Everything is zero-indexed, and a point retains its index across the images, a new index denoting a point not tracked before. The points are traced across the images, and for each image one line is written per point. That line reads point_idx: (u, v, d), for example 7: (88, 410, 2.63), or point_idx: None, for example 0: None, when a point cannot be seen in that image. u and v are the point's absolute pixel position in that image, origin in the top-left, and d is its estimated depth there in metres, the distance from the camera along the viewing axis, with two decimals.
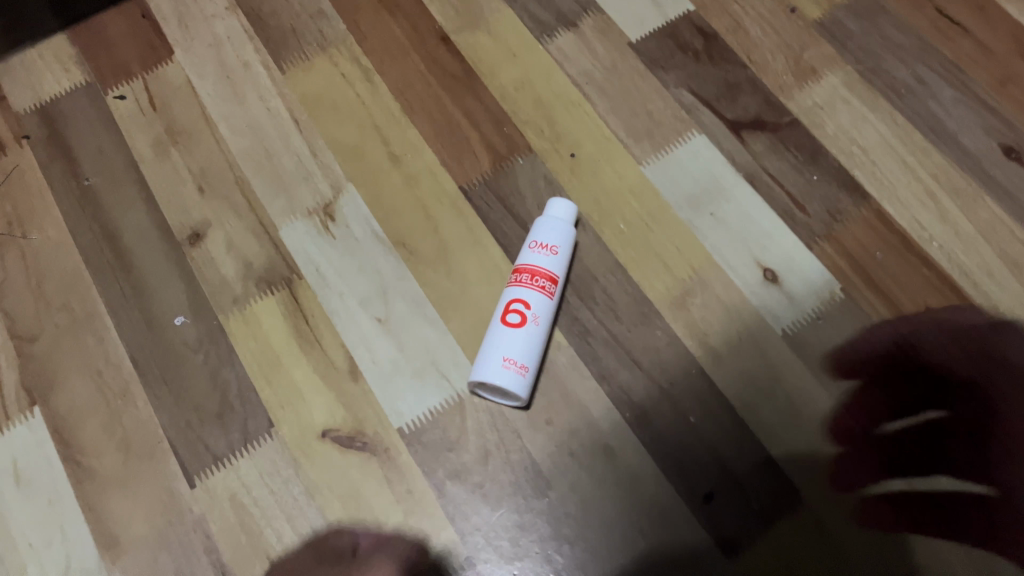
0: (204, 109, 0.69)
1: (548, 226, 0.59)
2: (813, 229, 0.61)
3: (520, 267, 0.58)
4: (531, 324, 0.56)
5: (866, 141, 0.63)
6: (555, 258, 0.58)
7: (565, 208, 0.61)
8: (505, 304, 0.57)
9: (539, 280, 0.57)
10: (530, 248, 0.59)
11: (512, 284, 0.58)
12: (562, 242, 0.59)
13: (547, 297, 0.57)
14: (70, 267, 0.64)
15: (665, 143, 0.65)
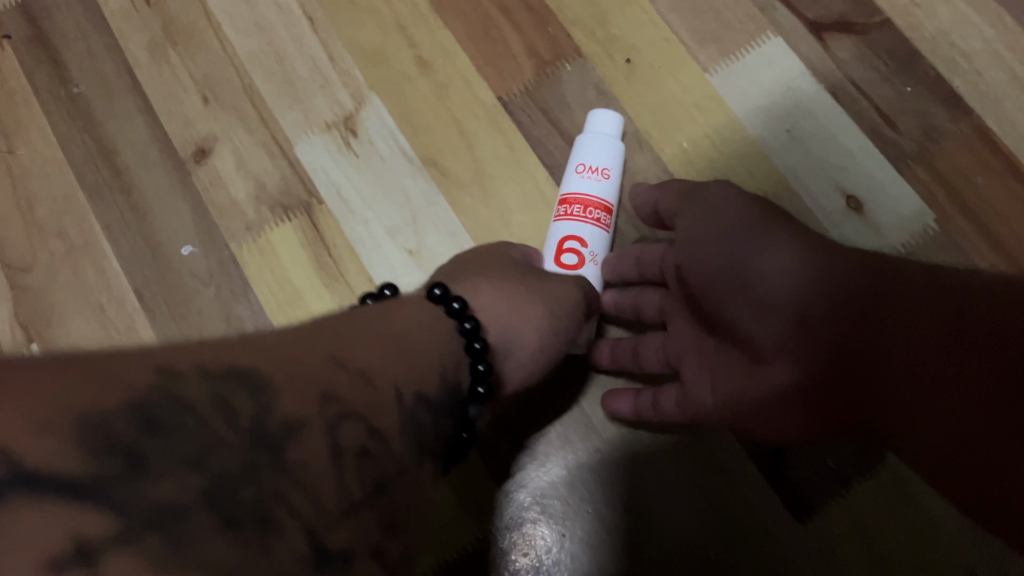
0: (205, 4, 0.60)
1: (597, 146, 0.51)
2: (903, 149, 0.54)
3: (568, 196, 0.50)
4: (590, 265, 0.49)
5: (970, 46, 0.55)
6: (607, 184, 0.51)
7: (613, 123, 0.52)
8: (557, 241, 0.49)
9: (594, 212, 0.49)
10: (577, 172, 0.51)
11: (562, 218, 0.50)
12: (613, 164, 0.51)
13: (602, 231, 0.50)
14: (63, 187, 0.57)
15: (734, 48, 0.56)
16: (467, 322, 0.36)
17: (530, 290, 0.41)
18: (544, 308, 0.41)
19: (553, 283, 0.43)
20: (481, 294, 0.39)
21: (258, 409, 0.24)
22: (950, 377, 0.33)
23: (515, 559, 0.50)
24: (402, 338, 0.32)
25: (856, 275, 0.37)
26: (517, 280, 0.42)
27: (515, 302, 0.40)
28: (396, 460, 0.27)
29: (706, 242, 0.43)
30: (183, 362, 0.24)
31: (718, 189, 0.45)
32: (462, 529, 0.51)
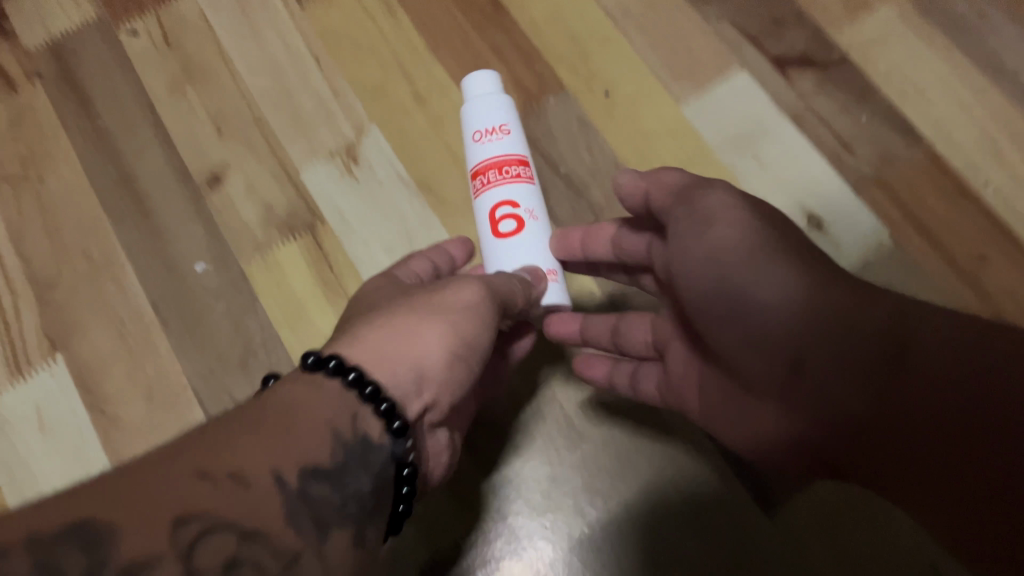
0: (220, 45, 0.66)
1: (482, 107, 0.53)
2: (861, 172, 0.58)
3: (477, 167, 0.52)
4: (530, 222, 0.51)
5: (921, 78, 0.60)
6: (508, 137, 0.53)
7: (486, 77, 0.54)
8: (490, 215, 0.51)
9: (511, 170, 0.51)
10: (479, 141, 0.52)
11: (484, 190, 0.52)
12: (505, 115, 0.53)
13: (526, 183, 0.52)
14: (87, 211, 0.62)
15: (705, 82, 0.61)
16: (350, 373, 0.34)
17: (428, 315, 0.40)
18: (454, 330, 0.40)
19: (462, 300, 0.41)
20: (377, 336, 0.38)
21: (91, 565, 0.25)
22: (930, 447, 0.34)
23: (498, 546, 0.53)
24: (281, 413, 0.32)
25: (853, 310, 0.38)
26: (414, 308, 0.40)
27: (414, 330, 0.39)
28: (281, 555, 0.29)
29: (699, 263, 0.43)
30: (13, 535, 0.26)
31: (712, 199, 0.43)
32: (450, 525, 0.54)
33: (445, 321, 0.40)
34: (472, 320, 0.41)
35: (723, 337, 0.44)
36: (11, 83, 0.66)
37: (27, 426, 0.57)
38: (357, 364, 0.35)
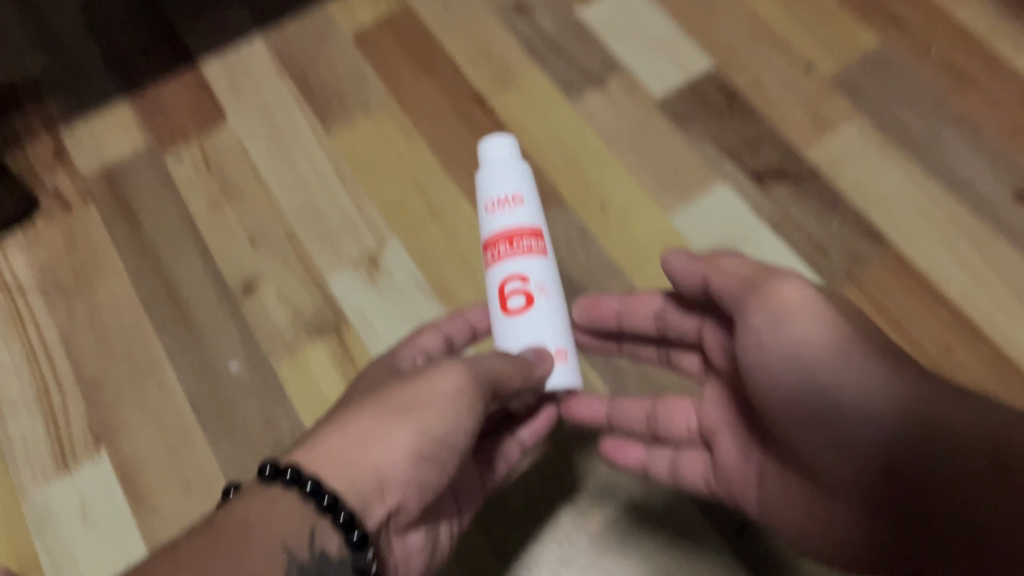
0: (257, 169, 0.74)
1: (497, 176, 0.54)
2: (835, 272, 0.64)
3: (489, 237, 0.53)
4: (539, 298, 0.51)
5: (884, 188, 0.67)
6: (521, 206, 0.53)
7: (501, 144, 0.55)
8: (500, 289, 0.52)
9: (522, 242, 0.52)
10: (493, 213, 0.54)
11: (495, 261, 0.52)
12: (519, 183, 0.54)
13: (537, 257, 0.52)
14: (132, 318, 0.69)
15: (691, 194, 0.68)
16: (308, 482, 0.35)
17: (397, 414, 0.39)
18: (423, 429, 0.39)
19: (439, 393, 0.40)
20: (341, 439, 0.38)
21: None
22: None
23: None
24: (237, 530, 0.34)
25: (920, 405, 0.40)
26: (385, 404, 0.40)
27: (378, 433, 0.38)
28: None
29: (782, 361, 0.42)
30: None
31: (792, 289, 0.43)
32: None
33: (414, 420, 0.39)
34: (445, 416, 0.40)
35: (786, 427, 0.43)
36: (67, 204, 0.74)
37: (70, 516, 0.62)
38: (316, 472, 0.36)
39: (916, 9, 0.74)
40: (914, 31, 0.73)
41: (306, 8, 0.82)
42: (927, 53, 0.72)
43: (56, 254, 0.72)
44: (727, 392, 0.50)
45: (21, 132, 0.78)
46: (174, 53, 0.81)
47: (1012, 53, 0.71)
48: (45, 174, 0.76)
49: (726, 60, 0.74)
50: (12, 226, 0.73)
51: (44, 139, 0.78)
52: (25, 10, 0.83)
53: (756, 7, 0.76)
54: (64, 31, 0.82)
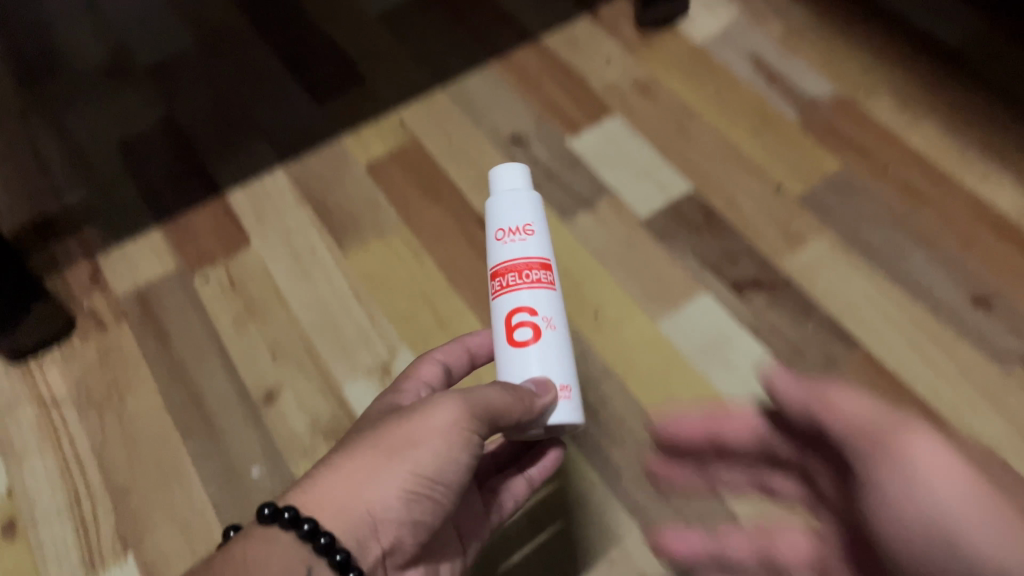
0: (278, 287, 0.80)
1: (508, 208, 0.55)
2: (812, 372, 0.70)
3: (498, 266, 0.53)
4: (546, 332, 0.51)
5: (852, 295, 0.73)
6: (531, 238, 0.54)
7: (512, 177, 0.57)
8: (507, 320, 0.52)
9: (532, 274, 0.52)
10: (504, 245, 0.54)
11: (503, 292, 0.52)
12: (530, 215, 0.55)
13: (547, 290, 0.52)
14: (160, 427, 0.73)
15: (676, 303, 0.75)
16: (303, 525, 0.41)
17: (385, 456, 0.43)
18: (412, 469, 0.43)
19: (427, 432, 0.44)
20: (338, 481, 0.43)
21: None
22: None
23: None
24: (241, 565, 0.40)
25: None
26: (379, 444, 0.44)
27: (368, 475, 0.43)
28: None
29: (918, 522, 0.44)
30: None
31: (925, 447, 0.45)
32: None
33: (400, 463, 0.43)
34: (432, 455, 0.44)
35: None
36: (101, 324, 0.80)
37: None
38: (311, 515, 0.42)
39: (872, 137, 0.83)
40: (871, 156, 0.82)
41: (325, 143, 0.91)
42: (884, 174, 0.80)
43: (90, 369, 0.78)
44: (849, 533, 0.54)
45: (61, 258, 0.85)
46: (204, 185, 0.89)
47: (960, 174, 0.80)
48: (82, 296, 0.82)
49: (703, 182, 0.82)
50: (50, 344, 0.79)
51: (82, 264, 0.85)
52: (73, 157, 0.93)
53: (729, 137, 0.85)
54: (106, 173, 0.91)
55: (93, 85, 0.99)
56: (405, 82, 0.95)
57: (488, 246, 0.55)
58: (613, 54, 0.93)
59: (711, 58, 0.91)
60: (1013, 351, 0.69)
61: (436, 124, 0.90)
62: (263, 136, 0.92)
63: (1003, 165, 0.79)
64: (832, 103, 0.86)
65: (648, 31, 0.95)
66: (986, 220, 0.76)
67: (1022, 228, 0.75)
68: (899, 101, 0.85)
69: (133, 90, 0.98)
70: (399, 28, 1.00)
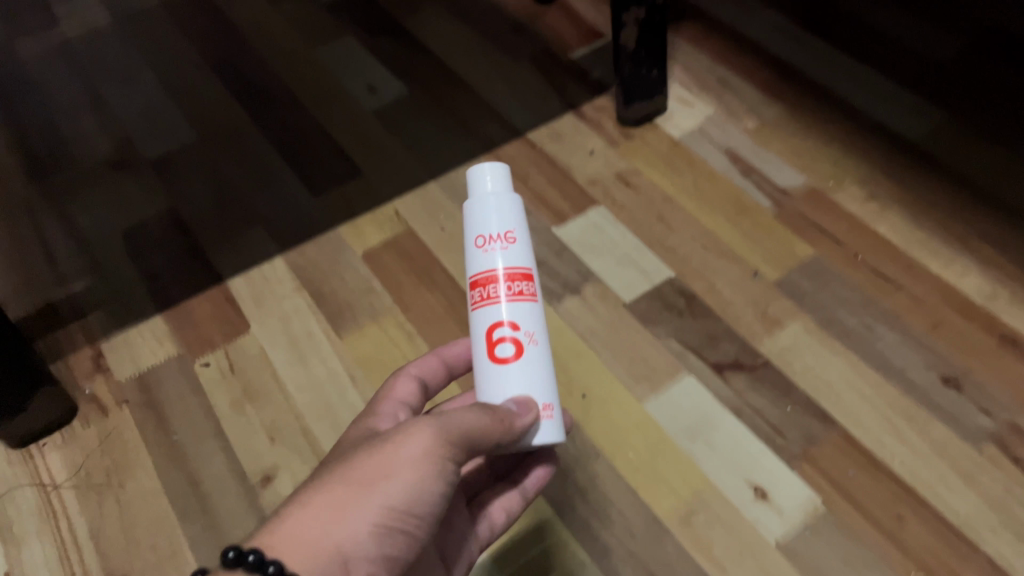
0: (276, 371, 0.83)
1: (490, 211, 0.53)
2: (792, 451, 0.72)
3: (478, 276, 0.52)
4: (529, 348, 0.50)
5: (829, 376, 0.76)
6: (513, 246, 0.52)
7: (492, 177, 0.54)
8: (488, 335, 0.50)
9: (514, 286, 0.51)
10: (486, 249, 0.52)
11: (483, 304, 0.51)
12: (512, 220, 0.53)
13: (529, 303, 0.51)
14: (158, 511, 0.75)
15: (660, 384, 0.78)
16: (271, 567, 0.39)
17: (356, 489, 0.42)
18: (384, 501, 0.43)
19: (401, 463, 0.43)
20: (305, 518, 0.41)
21: None
22: None
23: None
24: None
25: None
26: (350, 476, 0.43)
27: (339, 511, 0.42)
28: None
29: None
30: None
31: None
32: None
33: (372, 496, 0.42)
34: (405, 487, 0.43)
35: None
36: (102, 408, 0.82)
37: None
38: (278, 556, 0.40)
39: (842, 226, 0.88)
40: (841, 244, 0.86)
41: (322, 232, 0.95)
42: (854, 260, 0.85)
43: (90, 453, 0.79)
44: None
45: (64, 344, 0.88)
46: (204, 272, 0.92)
47: (926, 260, 0.84)
48: (83, 381, 0.84)
49: (684, 268, 0.86)
50: (52, 429, 0.81)
51: (85, 349, 0.87)
52: (78, 247, 0.97)
53: (707, 225, 0.89)
54: (110, 261, 0.95)
55: (99, 178, 1.04)
56: (399, 174, 1.00)
57: (467, 251, 0.53)
58: (597, 148, 0.99)
59: (689, 151, 0.97)
60: (983, 430, 0.72)
61: (429, 214, 0.95)
62: (263, 225, 0.96)
63: (966, 251, 0.84)
64: (804, 193, 0.91)
65: (629, 127, 1.01)
66: (953, 303, 0.80)
67: (986, 311, 0.80)
68: (866, 192, 0.91)
69: (138, 182, 1.03)
70: (393, 124, 1.06)
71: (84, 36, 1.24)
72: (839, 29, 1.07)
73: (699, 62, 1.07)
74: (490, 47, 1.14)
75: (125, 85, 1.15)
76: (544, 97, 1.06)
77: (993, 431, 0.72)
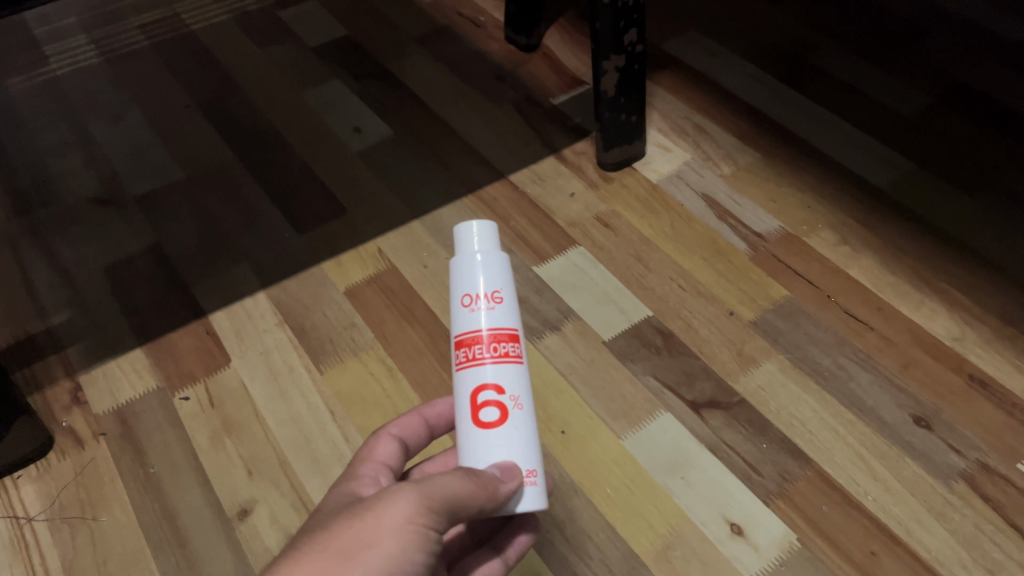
0: (255, 405, 0.83)
1: (476, 271, 0.52)
2: (767, 488, 0.73)
3: (463, 336, 0.51)
4: (514, 411, 0.49)
5: (803, 414, 0.78)
6: (499, 306, 0.51)
7: (480, 235, 0.53)
8: (471, 398, 0.49)
9: (499, 347, 0.50)
10: (471, 309, 0.51)
11: (467, 366, 0.50)
12: (499, 281, 0.52)
13: (515, 365, 0.50)
14: (132, 544, 0.74)
15: (638, 421, 0.79)
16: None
17: (337, 559, 0.41)
18: (365, 572, 0.41)
19: (382, 531, 0.42)
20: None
21: None
22: None
23: None
24: None
25: None
26: (331, 548, 0.41)
27: None
28: None
29: None
30: None
31: None
32: None
33: (353, 566, 0.41)
34: (386, 555, 0.41)
35: None
36: (79, 441, 0.82)
37: None
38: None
39: (815, 269, 0.90)
40: (815, 286, 0.88)
41: (306, 268, 0.95)
42: (827, 302, 0.87)
43: (65, 486, 0.78)
44: None
45: (42, 377, 0.87)
46: (187, 307, 0.93)
47: (897, 302, 0.86)
48: (61, 413, 0.84)
49: (662, 307, 0.88)
50: (27, 462, 0.80)
51: (63, 382, 0.87)
52: (60, 281, 0.97)
53: (684, 266, 0.91)
54: (92, 296, 0.95)
55: (83, 213, 1.04)
56: (383, 214, 1.01)
57: (453, 310, 0.52)
58: (577, 191, 1.01)
59: (667, 195, 0.99)
60: (954, 468, 0.73)
61: (412, 252, 0.96)
62: (246, 261, 0.97)
63: (935, 295, 0.87)
64: (778, 237, 0.94)
65: (608, 172, 1.03)
66: (923, 344, 0.82)
67: (955, 352, 0.82)
68: (838, 236, 0.93)
69: (123, 219, 1.03)
70: (378, 165, 1.07)
71: (74, 76, 1.26)
72: (811, 81, 1.11)
73: (677, 110, 1.10)
74: (474, 93, 1.17)
75: (113, 123, 1.17)
76: (526, 141, 1.09)
77: (963, 469, 0.73)
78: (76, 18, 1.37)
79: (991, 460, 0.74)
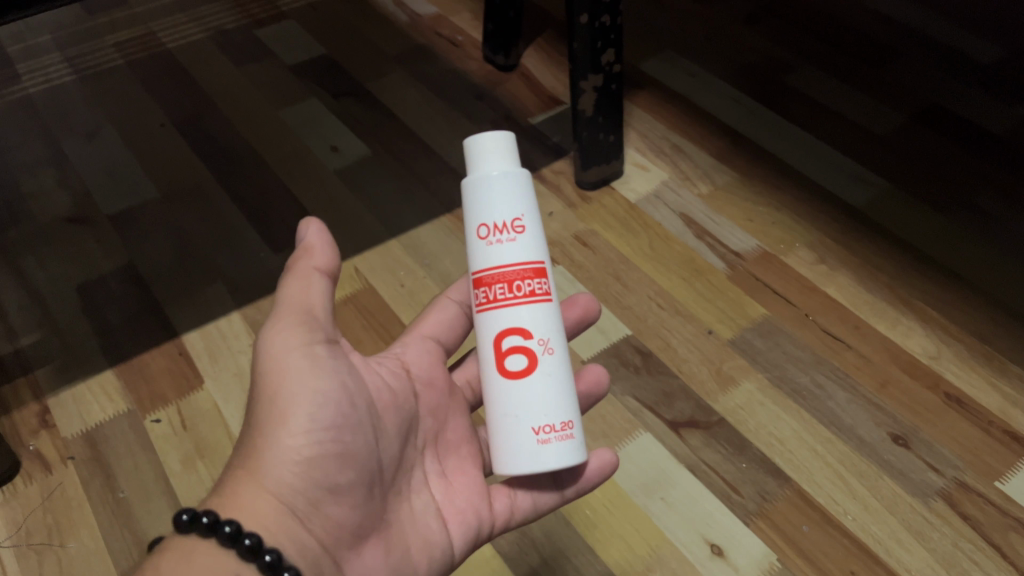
0: (228, 427, 0.82)
1: (495, 195, 0.51)
2: (747, 508, 0.73)
3: (483, 272, 0.51)
4: (544, 358, 0.50)
5: (782, 433, 0.78)
6: (521, 238, 0.51)
7: (495, 150, 0.52)
8: (500, 343, 0.50)
9: (522, 286, 0.50)
10: (493, 239, 0.50)
11: (489, 307, 0.50)
12: (519, 206, 0.51)
13: (536, 307, 0.50)
14: (99, 571, 0.72)
15: (618, 441, 0.78)
16: (244, 539, 0.43)
17: (266, 435, 0.46)
18: (298, 388, 0.47)
19: (269, 373, 0.48)
20: (245, 469, 0.46)
21: None
22: None
23: None
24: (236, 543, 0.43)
25: None
26: (260, 415, 0.47)
27: (273, 424, 0.47)
28: None
29: None
30: None
31: None
32: None
33: (279, 431, 0.46)
34: (301, 369, 0.48)
35: None
36: (47, 465, 0.80)
37: None
38: (233, 519, 0.44)
39: (792, 287, 0.90)
40: (792, 304, 0.89)
41: None
42: (805, 320, 0.87)
43: (32, 512, 0.77)
44: None
45: (9, 400, 0.85)
46: (160, 327, 0.91)
47: (873, 321, 0.87)
48: (28, 437, 0.82)
49: (641, 326, 0.87)
50: None
51: (32, 405, 0.85)
52: (29, 301, 0.95)
53: (662, 285, 0.91)
54: (63, 317, 0.93)
55: (54, 232, 1.03)
56: (359, 233, 1.00)
57: (471, 242, 0.52)
58: (556, 210, 1.01)
59: (644, 214, 1.00)
60: (932, 487, 0.73)
61: (389, 271, 0.95)
62: (220, 279, 0.96)
63: (910, 313, 0.87)
64: (756, 256, 0.94)
65: (587, 190, 1.03)
66: (900, 363, 0.83)
67: (932, 370, 0.82)
68: (816, 255, 0.94)
69: (96, 238, 1.02)
70: (354, 183, 1.07)
71: (47, 94, 1.24)
72: (785, 100, 1.12)
73: (654, 130, 1.11)
74: (452, 111, 1.17)
75: (86, 141, 1.15)
76: None
77: (941, 488, 0.73)
78: (50, 36, 1.36)
79: (968, 478, 0.74)
